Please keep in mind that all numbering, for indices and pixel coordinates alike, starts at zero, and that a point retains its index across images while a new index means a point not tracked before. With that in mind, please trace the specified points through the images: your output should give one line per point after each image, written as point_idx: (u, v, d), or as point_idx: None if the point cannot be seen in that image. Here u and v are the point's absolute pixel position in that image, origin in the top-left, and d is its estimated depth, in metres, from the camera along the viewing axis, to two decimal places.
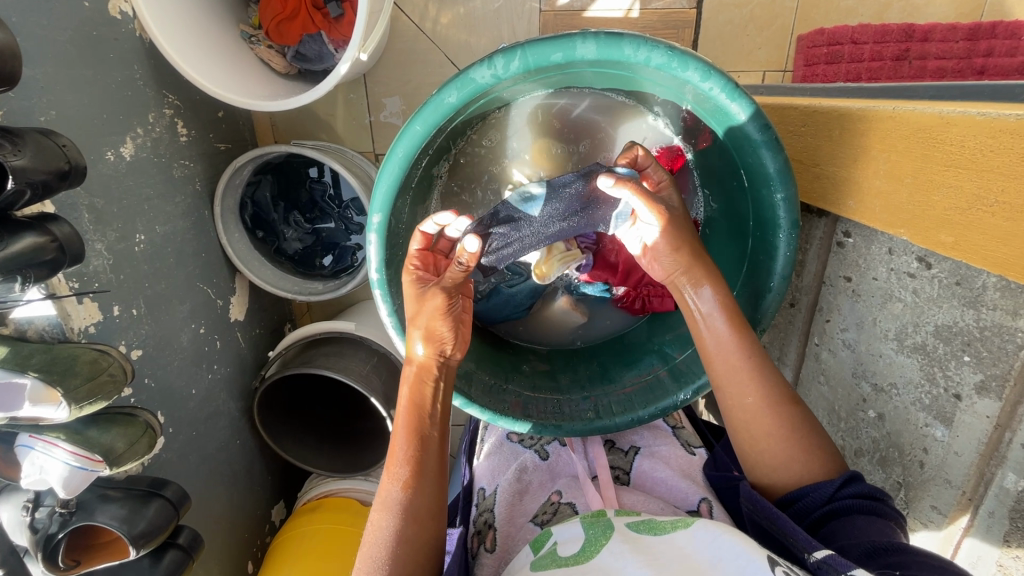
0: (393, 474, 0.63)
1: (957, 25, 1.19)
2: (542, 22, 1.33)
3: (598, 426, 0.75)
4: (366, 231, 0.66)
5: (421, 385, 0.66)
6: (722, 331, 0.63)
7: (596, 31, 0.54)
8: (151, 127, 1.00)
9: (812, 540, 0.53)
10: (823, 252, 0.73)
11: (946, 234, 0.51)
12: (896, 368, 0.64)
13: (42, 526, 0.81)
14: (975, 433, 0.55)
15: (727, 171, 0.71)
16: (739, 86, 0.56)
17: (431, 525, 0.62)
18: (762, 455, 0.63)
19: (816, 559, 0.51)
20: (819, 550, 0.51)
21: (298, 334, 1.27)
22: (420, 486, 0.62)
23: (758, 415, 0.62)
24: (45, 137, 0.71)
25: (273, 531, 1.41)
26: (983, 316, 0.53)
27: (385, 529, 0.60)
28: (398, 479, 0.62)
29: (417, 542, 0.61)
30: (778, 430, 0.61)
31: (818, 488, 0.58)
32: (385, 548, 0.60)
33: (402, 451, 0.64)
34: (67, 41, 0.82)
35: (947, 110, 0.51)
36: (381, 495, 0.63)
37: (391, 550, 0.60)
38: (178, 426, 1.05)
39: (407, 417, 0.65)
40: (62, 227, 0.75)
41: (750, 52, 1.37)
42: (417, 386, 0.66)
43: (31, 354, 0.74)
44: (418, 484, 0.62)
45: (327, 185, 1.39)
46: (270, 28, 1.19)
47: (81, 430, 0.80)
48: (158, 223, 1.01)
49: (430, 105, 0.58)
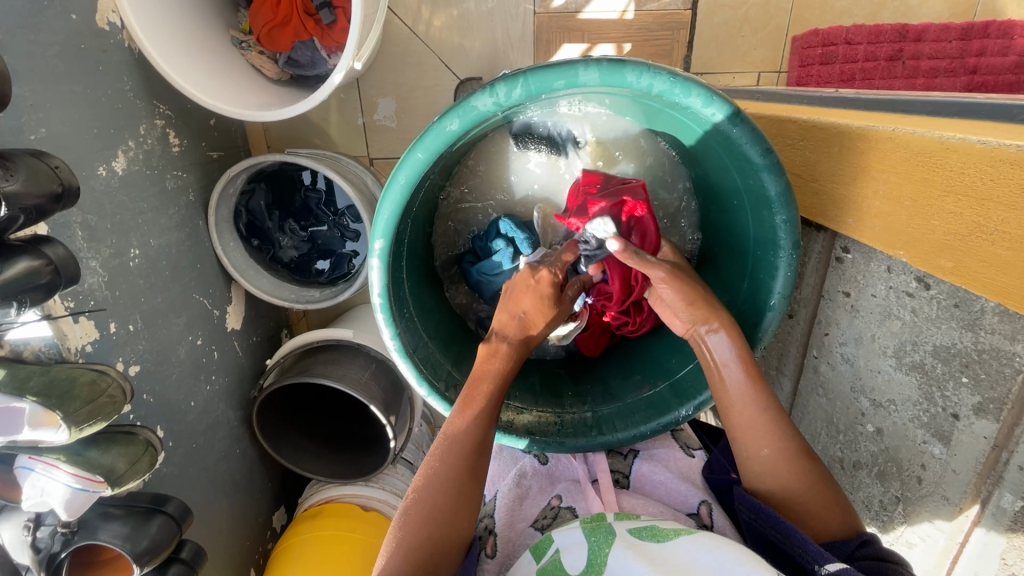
0: (466, 420, 0.63)
1: (950, 25, 1.19)
2: (537, 24, 1.32)
3: (602, 441, 0.76)
4: (368, 256, 0.66)
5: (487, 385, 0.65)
6: (739, 383, 0.63)
7: (598, 57, 0.54)
8: (142, 140, 0.98)
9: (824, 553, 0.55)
10: (822, 266, 0.74)
11: (945, 260, 0.52)
12: (894, 385, 0.65)
13: (45, 544, 0.80)
14: (973, 453, 0.56)
15: (727, 190, 0.71)
16: (741, 109, 0.56)
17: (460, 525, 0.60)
18: (766, 466, 0.62)
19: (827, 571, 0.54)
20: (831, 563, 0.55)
21: (295, 342, 1.27)
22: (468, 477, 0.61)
23: (779, 466, 0.61)
24: (37, 159, 0.69)
25: (274, 537, 1.41)
26: (981, 339, 0.54)
27: (443, 466, 0.60)
28: (470, 425, 0.63)
29: (445, 528, 0.59)
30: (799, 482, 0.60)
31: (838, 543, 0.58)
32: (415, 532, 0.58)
33: (479, 407, 0.64)
34: (55, 55, 0.80)
35: (947, 136, 0.51)
36: (448, 433, 0.63)
37: (438, 490, 0.59)
38: (177, 439, 1.05)
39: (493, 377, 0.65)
40: (56, 249, 0.74)
41: (746, 52, 1.36)
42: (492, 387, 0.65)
43: (29, 377, 0.73)
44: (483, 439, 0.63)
45: (321, 192, 1.39)
46: (261, 34, 1.17)
47: (80, 452, 0.80)
48: (152, 237, 1.00)
49: (431, 132, 0.58)
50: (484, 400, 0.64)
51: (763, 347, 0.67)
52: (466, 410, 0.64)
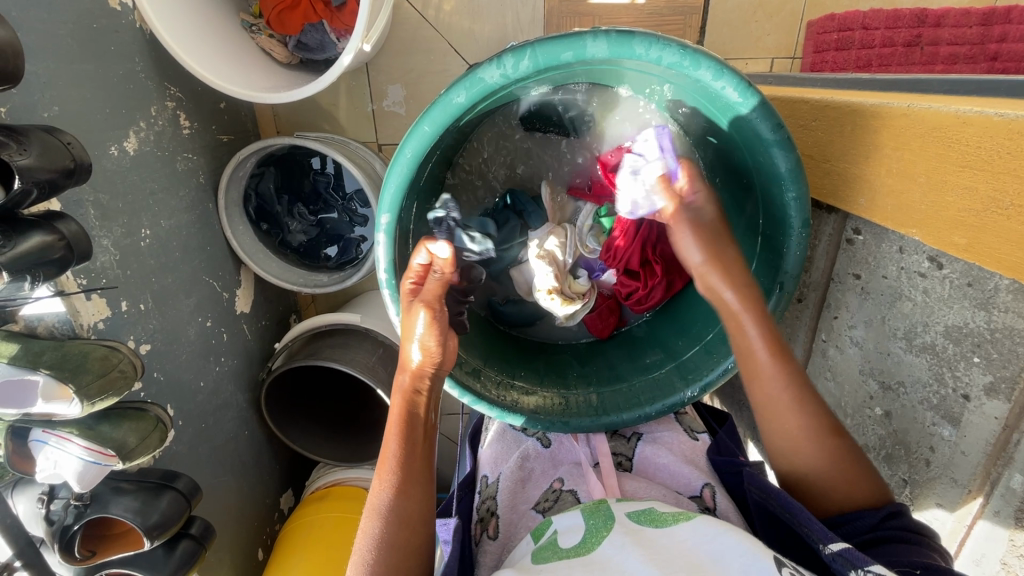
0: (382, 481, 0.63)
1: (971, 10, 1.15)
2: (547, 8, 1.30)
3: (605, 423, 0.76)
4: (374, 231, 0.66)
5: (415, 392, 0.67)
6: (764, 362, 0.63)
7: (607, 29, 0.53)
8: (153, 121, 0.99)
9: (829, 532, 0.55)
10: (833, 249, 0.73)
11: (959, 236, 0.51)
12: (904, 367, 0.64)
13: (58, 517, 0.82)
14: (983, 434, 0.56)
15: (738, 169, 0.70)
16: (751, 83, 0.55)
17: (417, 531, 0.63)
18: (794, 448, 0.63)
19: (831, 550, 0.54)
20: (835, 542, 0.54)
21: (302, 326, 1.28)
22: (409, 491, 0.63)
23: (802, 444, 0.63)
24: (50, 135, 0.70)
25: (282, 519, 1.43)
26: (995, 318, 0.53)
27: (374, 536, 0.60)
28: (387, 486, 0.62)
29: (403, 545, 0.61)
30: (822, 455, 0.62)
31: (864, 515, 0.59)
32: (374, 554, 0.60)
33: (392, 460, 0.64)
34: (68, 34, 0.81)
35: (964, 109, 0.50)
36: (370, 501, 0.63)
37: (376, 558, 0.60)
38: (187, 418, 1.06)
39: (398, 426, 0.65)
40: (69, 225, 0.75)
41: (759, 38, 1.34)
42: (410, 400, 0.66)
43: (42, 351, 0.74)
44: (406, 489, 0.63)
45: (330, 176, 1.39)
46: (271, 18, 1.17)
47: (93, 426, 0.81)
48: (163, 218, 1.01)
49: (437, 105, 0.58)
50: (395, 452, 0.64)
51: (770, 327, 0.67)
52: (379, 473, 0.64)
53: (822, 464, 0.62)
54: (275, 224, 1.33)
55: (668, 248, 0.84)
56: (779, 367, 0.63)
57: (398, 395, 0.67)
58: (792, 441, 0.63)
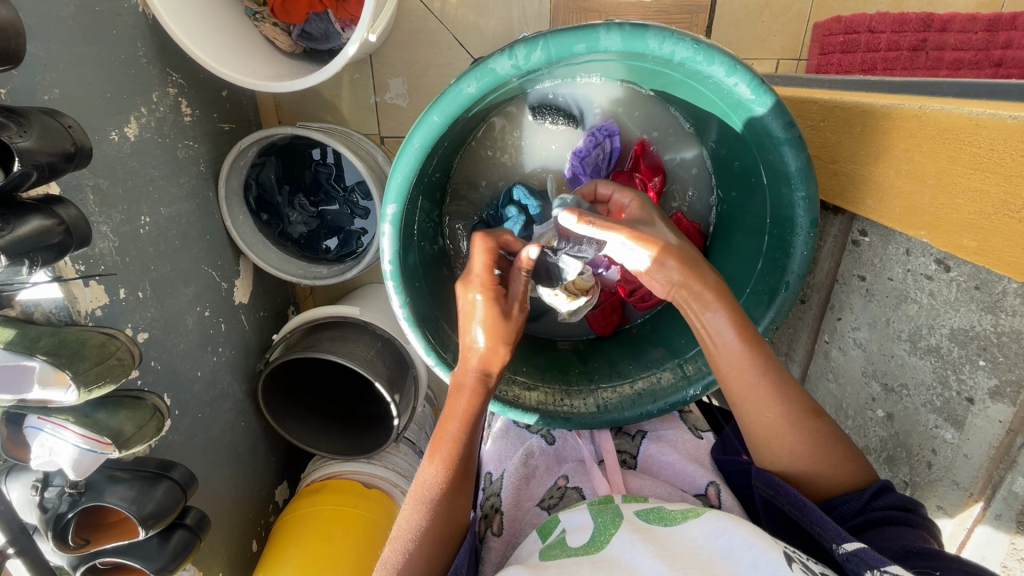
0: (432, 469, 0.64)
1: (977, 16, 1.16)
2: (554, 3, 1.29)
3: (607, 419, 0.76)
4: (379, 222, 0.65)
5: (479, 392, 0.67)
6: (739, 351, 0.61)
7: (620, 22, 0.53)
8: (154, 107, 0.98)
9: (842, 531, 0.54)
10: (838, 250, 0.73)
11: (968, 239, 0.51)
12: (907, 369, 0.64)
13: (52, 505, 0.82)
14: (987, 438, 0.56)
15: (745, 166, 0.70)
16: (764, 81, 0.55)
17: (456, 529, 0.63)
18: (768, 433, 0.62)
19: (845, 550, 0.53)
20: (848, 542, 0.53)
21: (302, 317, 1.27)
22: (456, 490, 0.63)
23: (786, 435, 0.61)
24: (50, 117, 0.69)
25: (276, 510, 1.42)
26: (1001, 322, 0.53)
27: (416, 525, 0.61)
28: (438, 479, 0.63)
29: (441, 540, 0.61)
30: (800, 442, 0.61)
31: (850, 498, 0.59)
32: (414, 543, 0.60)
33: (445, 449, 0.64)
34: (70, 16, 0.80)
35: (976, 112, 0.50)
36: (418, 490, 0.63)
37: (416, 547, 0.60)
38: (184, 408, 1.05)
39: (460, 423, 0.65)
40: (68, 210, 0.74)
41: (765, 39, 1.34)
42: (478, 398, 0.66)
43: (38, 338, 0.73)
44: (455, 486, 0.63)
45: (331, 167, 1.37)
46: (274, 5, 1.16)
47: (89, 413, 0.81)
48: (163, 206, 1.00)
49: (447, 95, 0.57)
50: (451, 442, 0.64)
51: (775, 327, 0.67)
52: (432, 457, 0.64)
53: (801, 447, 0.61)
54: (275, 215, 1.32)
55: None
56: (751, 353, 0.61)
57: (466, 391, 0.66)
58: (765, 431, 0.62)
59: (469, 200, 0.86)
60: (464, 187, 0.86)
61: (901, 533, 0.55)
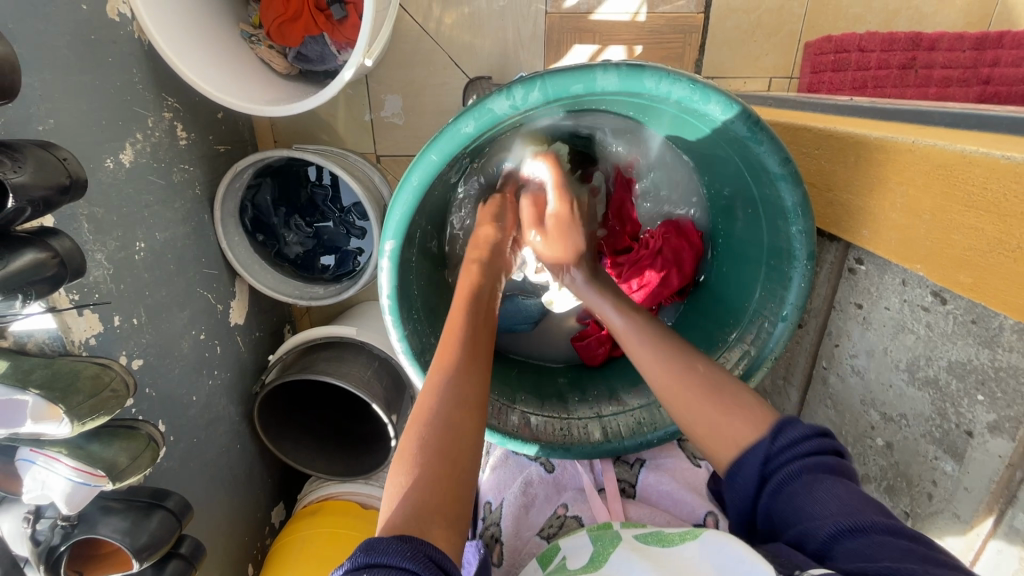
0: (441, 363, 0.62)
1: (964, 35, 1.17)
2: (548, 24, 1.31)
3: (607, 448, 0.76)
4: (378, 257, 0.65)
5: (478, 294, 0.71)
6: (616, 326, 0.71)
7: (616, 62, 0.53)
8: (150, 132, 0.97)
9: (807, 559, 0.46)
10: (834, 277, 0.73)
11: (965, 276, 0.52)
12: (906, 399, 0.64)
13: (45, 537, 0.80)
14: (986, 471, 0.56)
15: (743, 198, 0.71)
16: (760, 118, 0.55)
17: (468, 419, 0.57)
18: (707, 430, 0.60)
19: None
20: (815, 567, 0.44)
21: (296, 341, 1.25)
22: (467, 373, 0.61)
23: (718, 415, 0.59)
24: (45, 150, 0.69)
25: (272, 533, 1.41)
26: (998, 357, 0.53)
27: (420, 434, 0.54)
28: (447, 365, 0.61)
29: (454, 438, 0.55)
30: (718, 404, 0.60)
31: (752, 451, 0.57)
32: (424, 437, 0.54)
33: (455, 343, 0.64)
34: (66, 45, 0.80)
35: (970, 149, 0.51)
36: (427, 387, 0.60)
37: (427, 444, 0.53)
38: (178, 434, 1.04)
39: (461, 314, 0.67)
40: (62, 242, 0.73)
41: (757, 57, 1.36)
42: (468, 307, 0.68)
43: (32, 370, 0.72)
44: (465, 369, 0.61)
45: (327, 189, 1.38)
46: (270, 28, 1.17)
47: (83, 445, 0.79)
48: (158, 230, 0.99)
49: (445, 134, 0.57)
50: (445, 389, 0.59)
51: (774, 356, 0.67)
52: (422, 406, 0.57)
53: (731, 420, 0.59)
54: (271, 235, 1.31)
55: (675, 244, 0.85)
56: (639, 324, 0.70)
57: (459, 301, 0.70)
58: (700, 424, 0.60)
59: (467, 226, 0.86)
60: (461, 213, 0.86)
61: (829, 494, 0.50)
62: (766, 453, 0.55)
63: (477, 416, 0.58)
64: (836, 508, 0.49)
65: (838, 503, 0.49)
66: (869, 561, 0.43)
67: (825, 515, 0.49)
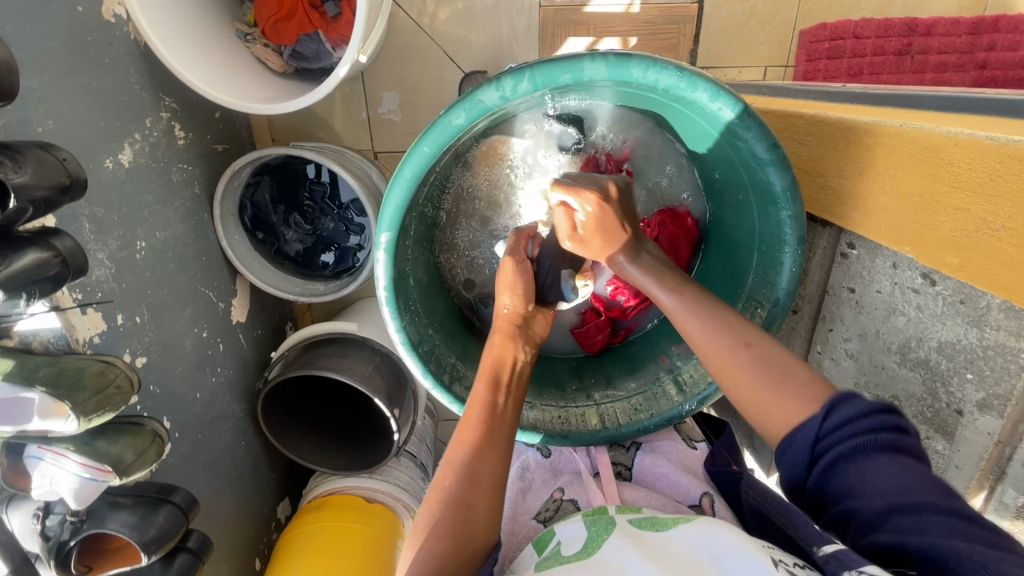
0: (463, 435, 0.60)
1: (960, 19, 1.17)
2: (543, 17, 1.31)
3: (604, 434, 0.78)
4: (373, 249, 0.66)
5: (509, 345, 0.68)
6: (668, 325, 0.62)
7: (604, 51, 0.54)
8: (148, 132, 0.98)
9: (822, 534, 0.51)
10: (827, 261, 0.74)
11: (952, 256, 0.53)
12: (897, 381, 0.65)
13: (54, 533, 0.82)
14: (976, 449, 0.58)
15: (733, 185, 0.72)
16: (748, 106, 0.56)
17: (484, 498, 0.57)
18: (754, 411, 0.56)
19: (824, 552, 0.50)
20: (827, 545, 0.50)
21: (302, 334, 1.27)
22: (488, 450, 0.59)
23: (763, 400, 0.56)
24: (45, 151, 0.70)
25: (278, 528, 1.42)
26: (986, 336, 0.54)
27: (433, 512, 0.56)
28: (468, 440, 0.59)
29: (464, 523, 0.55)
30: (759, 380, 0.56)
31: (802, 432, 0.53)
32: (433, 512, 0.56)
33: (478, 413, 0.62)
34: (62, 47, 0.81)
35: (954, 130, 0.51)
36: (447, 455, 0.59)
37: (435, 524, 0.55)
38: (183, 430, 1.05)
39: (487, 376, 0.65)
40: (64, 241, 0.74)
41: (753, 47, 1.35)
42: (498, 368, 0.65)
43: (38, 367, 0.73)
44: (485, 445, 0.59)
45: (325, 185, 1.38)
46: (265, 27, 1.17)
47: (89, 442, 0.81)
48: (158, 230, 1.00)
49: (437, 126, 0.58)
50: (463, 467, 0.58)
51: (767, 341, 0.68)
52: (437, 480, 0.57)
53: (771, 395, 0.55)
54: (271, 233, 1.33)
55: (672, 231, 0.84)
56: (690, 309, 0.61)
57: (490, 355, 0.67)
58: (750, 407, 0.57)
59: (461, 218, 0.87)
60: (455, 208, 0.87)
61: (882, 470, 0.49)
62: (817, 434, 0.52)
63: (491, 498, 0.58)
64: (893, 483, 0.48)
65: (894, 481, 0.48)
66: (913, 536, 0.45)
67: (879, 491, 0.48)
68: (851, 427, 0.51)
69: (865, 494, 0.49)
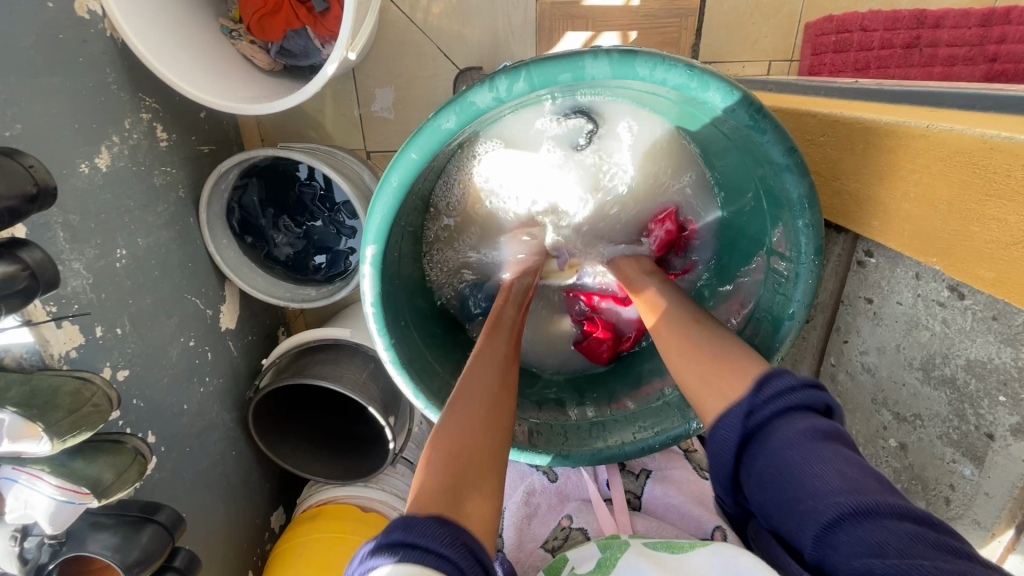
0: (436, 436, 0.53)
1: (970, 10, 1.13)
2: (539, 11, 1.26)
3: (607, 455, 0.73)
4: (359, 263, 0.62)
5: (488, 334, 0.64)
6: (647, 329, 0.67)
7: (607, 48, 0.50)
8: (127, 134, 0.94)
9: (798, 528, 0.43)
10: (842, 269, 0.72)
11: (985, 270, 0.50)
12: (921, 399, 0.64)
13: (32, 556, 0.78)
14: (1010, 477, 0.56)
15: (746, 188, 0.69)
16: (763, 107, 0.52)
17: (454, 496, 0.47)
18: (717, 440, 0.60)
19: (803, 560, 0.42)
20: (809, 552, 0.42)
21: (290, 343, 1.21)
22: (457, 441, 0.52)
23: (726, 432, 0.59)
24: (9, 157, 0.66)
25: (273, 538, 1.39)
26: (1021, 355, 0.52)
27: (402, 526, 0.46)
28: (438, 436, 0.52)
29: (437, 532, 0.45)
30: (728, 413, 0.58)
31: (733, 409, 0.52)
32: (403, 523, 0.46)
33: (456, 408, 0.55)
34: (31, 46, 0.76)
35: (988, 132, 0.48)
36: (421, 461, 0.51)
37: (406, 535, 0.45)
38: (170, 444, 1.02)
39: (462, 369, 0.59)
40: (33, 253, 0.70)
41: (757, 40, 1.31)
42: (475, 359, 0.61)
43: (8, 387, 0.69)
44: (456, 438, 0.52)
45: (317, 186, 1.33)
46: (251, 23, 1.13)
47: (65, 463, 0.77)
48: (140, 236, 0.96)
49: (425, 131, 0.54)
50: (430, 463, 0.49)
51: (780, 357, 0.67)
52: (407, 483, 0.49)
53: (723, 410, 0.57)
54: (261, 237, 1.29)
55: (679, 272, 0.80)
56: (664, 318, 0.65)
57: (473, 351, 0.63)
58: None
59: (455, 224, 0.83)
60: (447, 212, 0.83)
61: (822, 460, 0.44)
62: (749, 408, 0.51)
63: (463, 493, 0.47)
64: (835, 481, 0.44)
65: (837, 476, 0.44)
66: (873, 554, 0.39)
67: (823, 491, 0.43)
68: (782, 400, 0.49)
69: (809, 494, 0.44)
